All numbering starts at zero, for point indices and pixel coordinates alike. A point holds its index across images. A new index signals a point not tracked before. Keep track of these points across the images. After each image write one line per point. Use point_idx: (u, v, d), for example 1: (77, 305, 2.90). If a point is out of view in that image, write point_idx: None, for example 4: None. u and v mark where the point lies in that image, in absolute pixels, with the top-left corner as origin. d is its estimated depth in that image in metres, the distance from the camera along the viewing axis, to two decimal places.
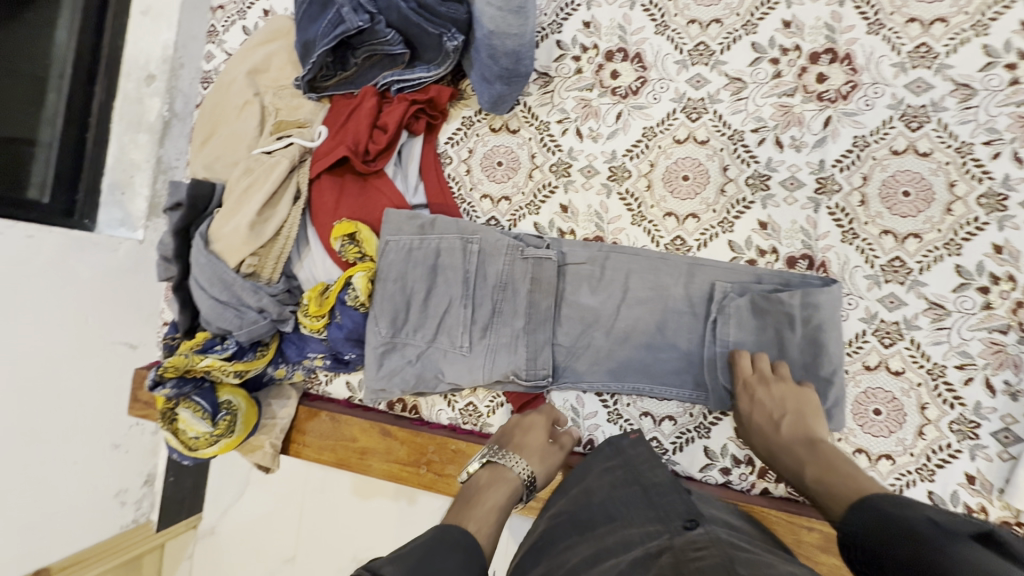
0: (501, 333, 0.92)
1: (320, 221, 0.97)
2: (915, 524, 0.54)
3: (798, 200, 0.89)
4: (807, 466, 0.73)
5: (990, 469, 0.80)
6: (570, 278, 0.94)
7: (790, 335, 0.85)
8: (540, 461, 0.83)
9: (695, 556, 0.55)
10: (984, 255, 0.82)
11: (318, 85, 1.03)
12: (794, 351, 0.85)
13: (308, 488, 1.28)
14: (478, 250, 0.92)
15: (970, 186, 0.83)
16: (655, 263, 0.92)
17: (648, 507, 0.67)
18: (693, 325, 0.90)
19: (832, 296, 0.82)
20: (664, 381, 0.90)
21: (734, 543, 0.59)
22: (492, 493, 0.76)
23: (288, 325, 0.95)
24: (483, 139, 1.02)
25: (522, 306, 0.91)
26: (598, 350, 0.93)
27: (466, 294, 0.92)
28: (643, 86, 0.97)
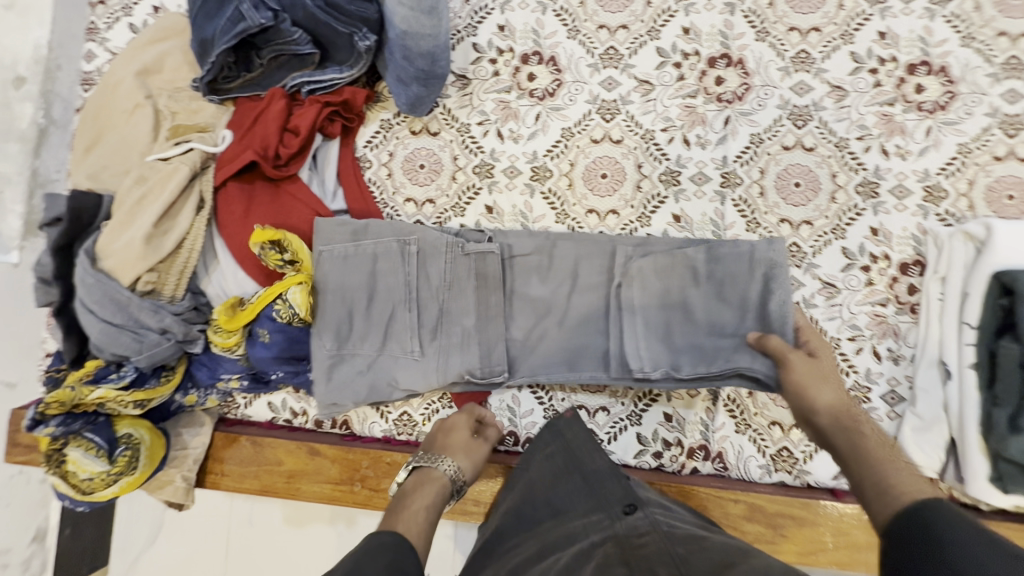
0: (452, 333, 0.89)
1: (229, 232, 0.90)
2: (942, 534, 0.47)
3: (706, 194, 0.95)
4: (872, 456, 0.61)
5: (882, 428, 0.89)
6: (519, 270, 0.91)
7: (693, 290, 0.84)
8: (466, 456, 0.82)
9: (639, 542, 0.57)
10: (864, 237, 0.92)
11: (219, 86, 0.96)
12: (699, 309, 0.84)
13: (232, 523, 1.18)
14: (418, 250, 0.89)
15: (849, 176, 0.93)
16: (604, 247, 0.90)
17: (588, 494, 0.68)
18: (646, 309, 0.85)
19: (776, 248, 0.81)
20: (580, 358, 0.89)
21: (671, 523, 0.62)
22: (419, 496, 0.75)
23: (197, 346, 0.88)
24: (403, 142, 1.00)
25: (471, 304, 0.89)
26: (553, 342, 0.90)
27: (414, 297, 0.89)
28: (558, 89, 1.00)
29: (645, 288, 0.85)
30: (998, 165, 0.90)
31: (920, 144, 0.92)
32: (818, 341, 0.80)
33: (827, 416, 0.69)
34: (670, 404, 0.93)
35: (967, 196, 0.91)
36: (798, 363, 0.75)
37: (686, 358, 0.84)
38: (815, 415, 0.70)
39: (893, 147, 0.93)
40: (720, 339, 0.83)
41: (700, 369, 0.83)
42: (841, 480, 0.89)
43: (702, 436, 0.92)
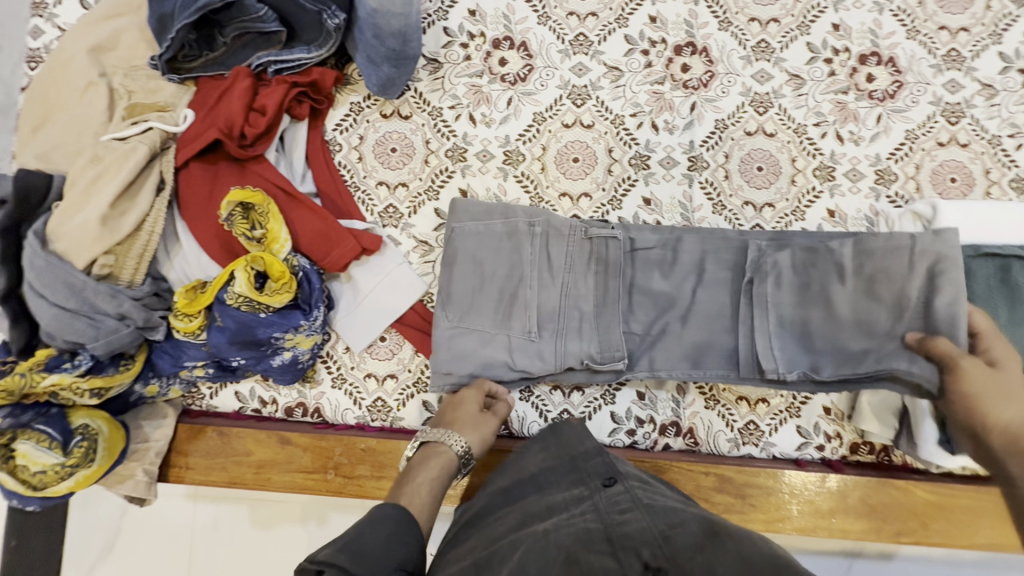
0: (570, 317, 0.88)
1: (191, 214, 0.87)
2: None
3: (675, 177, 0.98)
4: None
5: (841, 400, 0.94)
6: (640, 263, 0.90)
7: (840, 287, 0.82)
8: (473, 431, 0.83)
9: (621, 519, 0.58)
10: (822, 219, 0.97)
11: (180, 65, 0.92)
12: (844, 305, 0.81)
13: (196, 527, 1.13)
14: (544, 231, 0.90)
15: (807, 160, 0.98)
16: (733, 243, 0.89)
17: (572, 472, 0.69)
18: (781, 307, 0.84)
19: (944, 240, 0.78)
20: (702, 354, 0.87)
21: (647, 491, 0.64)
22: (424, 470, 0.78)
23: (159, 332, 0.84)
24: (374, 125, 0.99)
25: (591, 288, 0.89)
26: (676, 337, 0.88)
27: (536, 275, 0.88)
28: (530, 74, 1.00)
29: (774, 284, 0.85)
30: (941, 150, 0.97)
31: (871, 130, 0.97)
32: (1002, 348, 0.78)
33: (1002, 439, 0.75)
34: (642, 382, 0.95)
35: (915, 179, 0.96)
36: (973, 372, 0.76)
37: (829, 358, 0.82)
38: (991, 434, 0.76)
39: (847, 133, 0.98)
40: (877, 341, 0.80)
41: (845, 371, 0.80)
42: (804, 450, 0.93)
43: (674, 413, 0.95)
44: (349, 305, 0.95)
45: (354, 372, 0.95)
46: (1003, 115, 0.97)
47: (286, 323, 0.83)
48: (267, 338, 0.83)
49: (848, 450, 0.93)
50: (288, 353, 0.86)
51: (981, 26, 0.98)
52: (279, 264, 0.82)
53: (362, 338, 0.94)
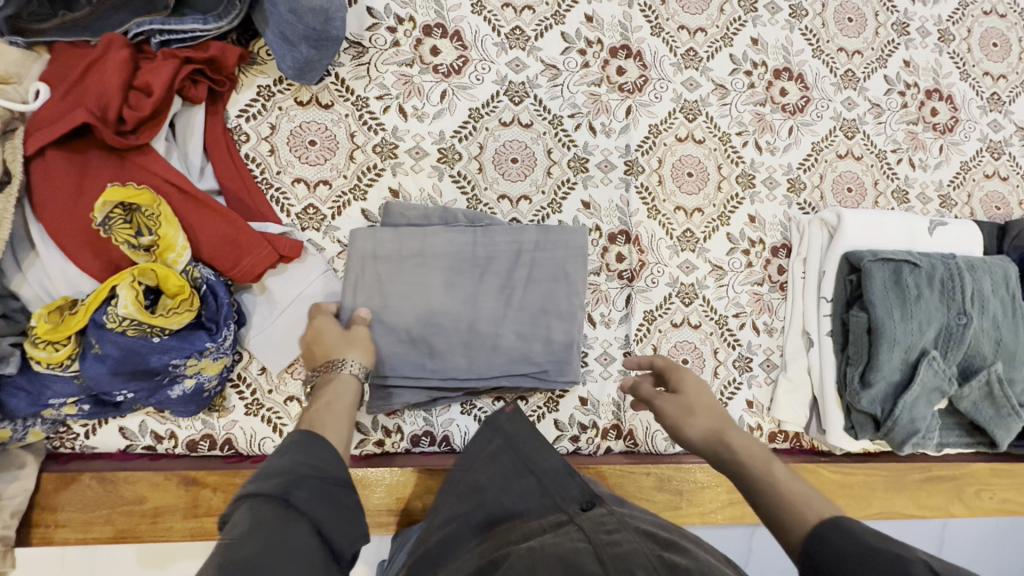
0: (435, 341, 0.82)
1: (52, 216, 0.69)
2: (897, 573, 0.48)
3: (612, 180, 0.98)
4: (769, 464, 0.65)
5: (761, 394, 1.01)
6: (479, 275, 0.84)
7: (376, 294, 0.82)
8: (356, 351, 0.73)
9: (611, 540, 0.54)
10: (744, 224, 1.02)
11: (27, 25, 0.73)
12: (385, 304, 0.82)
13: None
14: (387, 254, 0.83)
15: (731, 168, 1.03)
16: (506, 241, 0.84)
17: (543, 496, 0.66)
18: (406, 321, 0.82)
19: (374, 231, 0.83)
20: (526, 353, 0.84)
21: (633, 516, 0.61)
22: (322, 396, 0.67)
23: (11, 365, 0.67)
24: (288, 114, 0.87)
25: (447, 306, 0.83)
26: (512, 345, 0.84)
27: (395, 304, 0.82)
28: (464, 66, 0.94)
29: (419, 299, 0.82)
30: (840, 162, 1.07)
31: (785, 141, 1.05)
32: (689, 377, 0.77)
33: (701, 433, 0.71)
34: (586, 389, 0.95)
35: (820, 188, 1.05)
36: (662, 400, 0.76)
37: (405, 354, 0.82)
38: (727, 439, 0.68)
39: (765, 143, 1.04)
40: (430, 336, 0.82)
41: (422, 363, 0.82)
42: None
43: (615, 416, 0.95)
44: (263, 319, 0.83)
45: (273, 396, 0.84)
46: (888, 133, 1.09)
47: (186, 348, 0.70)
48: (162, 367, 0.70)
49: (767, 439, 1.01)
50: (189, 382, 0.73)
51: (871, 50, 1.09)
52: (175, 278, 0.70)
53: (281, 357, 0.83)
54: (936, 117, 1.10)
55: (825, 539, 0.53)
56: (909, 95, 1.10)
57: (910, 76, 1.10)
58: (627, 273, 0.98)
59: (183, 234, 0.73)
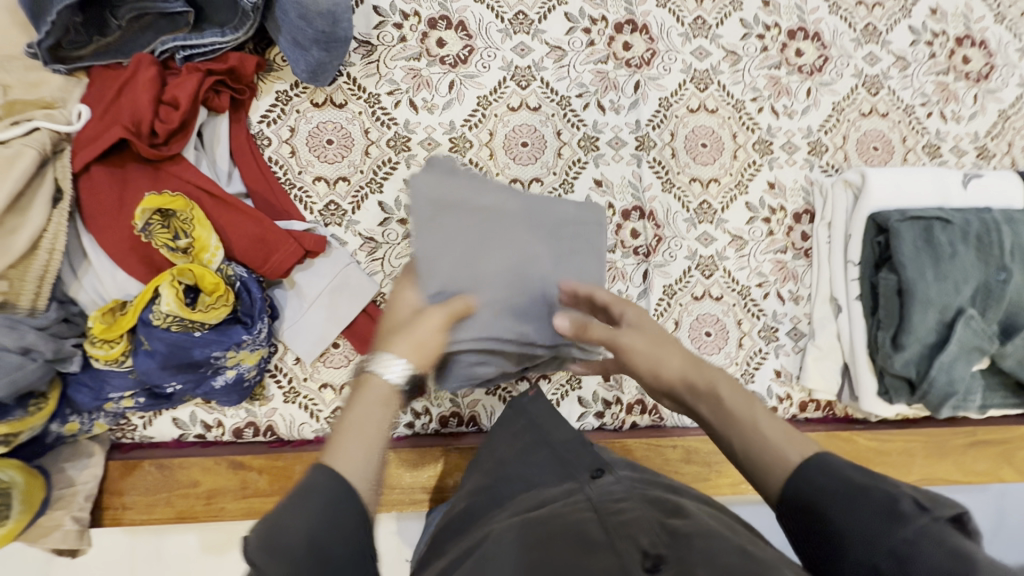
0: (507, 311, 0.67)
1: (101, 226, 0.76)
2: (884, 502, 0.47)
3: (624, 157, 0.98)
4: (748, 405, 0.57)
5: (789, 362, 0.99)
6: (528, 240, 0.70)
7: (447, 251, 0.65)
8: (412, 349, 0.56)
9: (617, 508, 0.56)
10: (763, 191, 1.00)
11: (66, 53, 0.79)
12: (457, 265, 0.65)
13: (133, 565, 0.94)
14: (456, 204, 0.66)
15: (747, 136, 1.01)
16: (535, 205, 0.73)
17: (558, 464, 0.68)
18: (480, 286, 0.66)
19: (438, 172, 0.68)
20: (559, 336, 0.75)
21: (639, 481, 0.63)
22: (355, 418, 0.50)
23: (74, 364, 0.74)
24: (306, 116, 0.91)
25: (513, 273, 0.68)
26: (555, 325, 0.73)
27: (465, 267, 0.65)
28: (471, 55, 0.96)
29: (490, 259, 0.67)
30: (864, 121, 1.03)
31: (803, 103, 1.02)
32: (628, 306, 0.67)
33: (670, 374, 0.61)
34: None
35: (843, 149, 1.02)
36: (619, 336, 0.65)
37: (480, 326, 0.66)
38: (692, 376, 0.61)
39: (781, 107, 1.01)
40: (502, 305, 0.67)
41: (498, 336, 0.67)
42: None
43: (639, 392, 0.96)
44: (294, 312, 0.88)
45: (308, 383, 0.89)
46: (915, 86, 1.04)
47: (225, 340, 0.75)
48: (205, 359, 0.75)
49: (798, 408, 0.99)
50: (230, 372, 0.78)
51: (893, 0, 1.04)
52: (211, 276, 0.74)
53: (313, 347, 0.88)
54: (969, 65, 1.04)
55: (812, 476, 0.51)
56: (938, 44, 1.04)
57: (938, 24, 1.04)
58: (643, 249, 0.97)
59: (217, 236, 0.79)
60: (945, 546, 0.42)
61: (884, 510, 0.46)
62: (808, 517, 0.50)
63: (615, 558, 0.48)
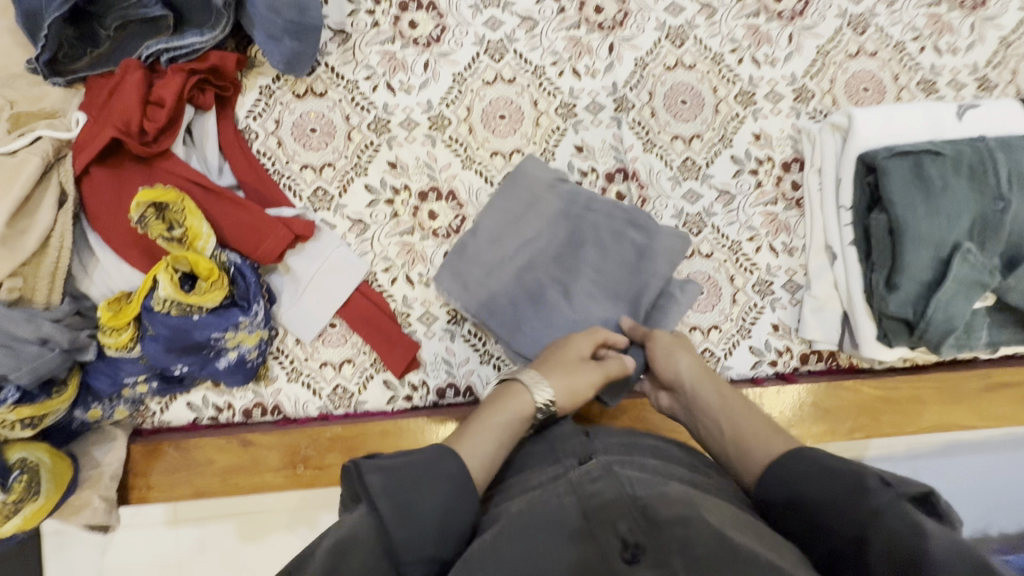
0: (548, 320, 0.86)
1: (104, 223, 0.81)
2: (865, 480, 0.54)
3: (602, 121, 0.98)
4: (724, 414, 0.71)
5: (787, 315, 0.97)
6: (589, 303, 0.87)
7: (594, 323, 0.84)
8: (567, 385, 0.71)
9: (591, 487, 0.57)
10: (749, 143, 0.99)
11: (62, 67, 0.85)
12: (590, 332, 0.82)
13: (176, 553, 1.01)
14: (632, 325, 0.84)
15: (728, 88, 0.99)
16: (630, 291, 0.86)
17: (548, 453, 0.67)
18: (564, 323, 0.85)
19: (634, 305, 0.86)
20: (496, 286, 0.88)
21: (622, 462, 0.62)
22: (503, 411, 0.66)
23: (90, 352, 0.80)
24: (289, 107, 0.94)
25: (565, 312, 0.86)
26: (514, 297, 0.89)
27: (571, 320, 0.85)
28: (443, 34, 0.97)
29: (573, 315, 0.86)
30: (852, 62, 0.99)
31: (785, 50, 0.99)
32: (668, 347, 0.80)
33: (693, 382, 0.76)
34: None
35: (830, 94, 0.99)
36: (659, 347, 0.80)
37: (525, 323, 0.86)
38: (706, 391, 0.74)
39: (763, 56, 0.99)
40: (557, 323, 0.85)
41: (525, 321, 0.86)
42: (759, 368, 0.96)
43: None
44: (292, 295, 0.92)
45: (309, 363, 0.93)
46: (905, 21, 1.00)
47: (223, 322, 0.80)
48: (206, 341, 0.80)
49: (799, 361, 0.97)
50: (233, 353, 0.83)
51: None
52: (204, 262, 0.78)
53: (312, 327, 0.92)
54: None
55: (792, 470, 0.59)
56: None
57: None
58: None
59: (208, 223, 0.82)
60: (903, 518, 0.48)
61: (853, 488, 0.54)
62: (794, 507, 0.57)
63: (597, 551, 0.50)
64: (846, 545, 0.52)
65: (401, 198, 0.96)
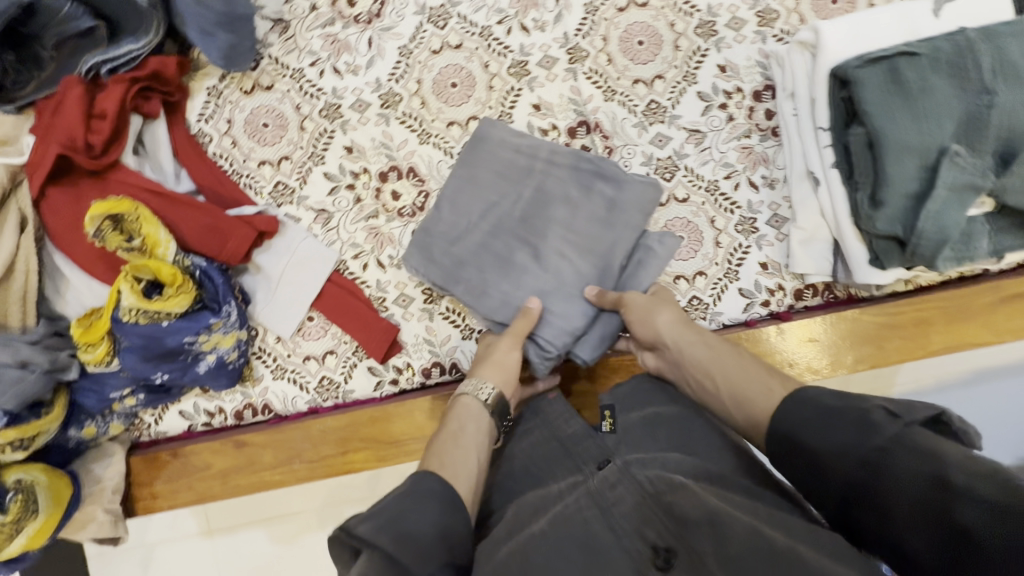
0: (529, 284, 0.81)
1: (67, 243, 0.82)
2: (867, 416, 0.54)
3: (558, 75, 0.94)
4: (715, 368, 0.70)
5: (775, 252, 0.92)
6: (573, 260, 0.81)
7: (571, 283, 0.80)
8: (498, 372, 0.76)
9: (614, 498, 0.61)
10: (714, 77, 0.93)
11: (11, 93, 0.85)
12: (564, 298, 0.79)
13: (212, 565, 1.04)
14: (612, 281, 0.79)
15: (685, 22, 0.94)
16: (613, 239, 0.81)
17: (564, 457, 0.69)
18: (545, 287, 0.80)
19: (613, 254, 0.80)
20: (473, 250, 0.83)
21: (642, 460, 0.65)
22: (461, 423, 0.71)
23: (72, 371, 0.81)
24: (238, 105, 0.93)
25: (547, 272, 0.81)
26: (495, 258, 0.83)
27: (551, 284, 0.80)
28: (383, 8, 0.94)
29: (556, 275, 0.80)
30: None
31: None
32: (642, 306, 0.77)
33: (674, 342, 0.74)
34: None
35: (797, 12, 0.93)
36: (632, 309, 0.77)
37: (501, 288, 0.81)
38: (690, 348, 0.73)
39: None
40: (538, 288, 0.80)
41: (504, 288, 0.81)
42: (752, 310, 0.92)
43: None
44: (266, 294, 0.92)
45: (292, 359, 0.92)
46: None
47: (195, 325, 0.80)
48: (180, 346, 0.80)
49: (793, 298, 0.92)
50: (211, 356, 0.83)
51: None
52: (167, 269, 0.79)
53: (289, 323, 0.92)
54: None
55: (798, 415, 0.59)
56: None
57: None
58: None
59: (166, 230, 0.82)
60: (916, 446, 0.51)
61: (857, 423, 0.55)
62: (806, 459, 0.56)
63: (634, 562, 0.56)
64: (857, 473, 0.53)
65: (362, 181, 0.94)
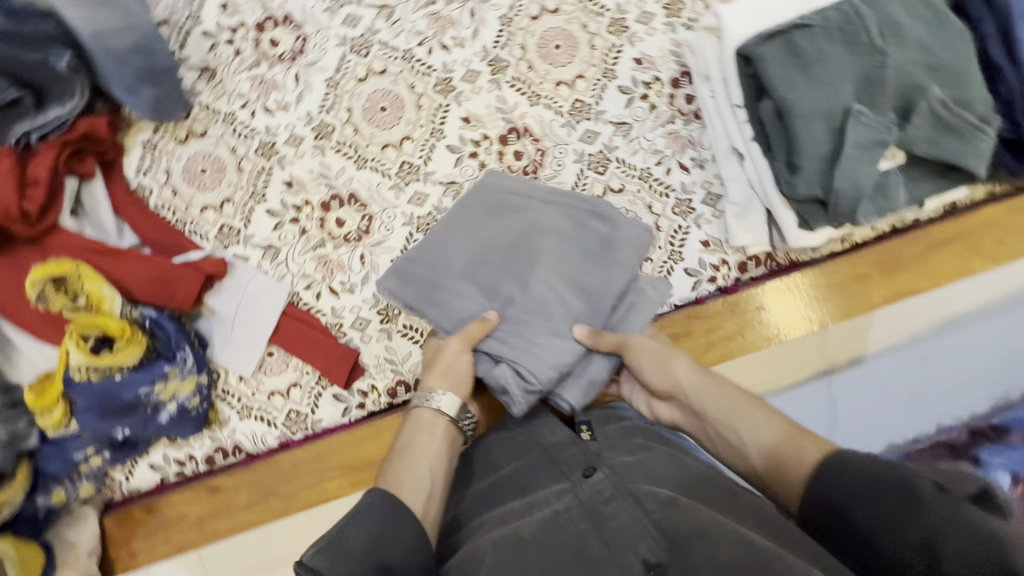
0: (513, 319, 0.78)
1: (14, 311, 0.84)
2: (914, 487, 0.50)
3: (483, 87, 0.97)
4: (739, 425, 0.67)
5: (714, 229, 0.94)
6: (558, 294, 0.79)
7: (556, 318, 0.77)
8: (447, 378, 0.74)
9: (608, 510, 0.60)
10: (632, 70, 0.97)
11: None
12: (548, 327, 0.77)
13: None
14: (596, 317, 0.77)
15: (597, 22, 0.98)
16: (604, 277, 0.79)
17: (552, 463, 0.69)
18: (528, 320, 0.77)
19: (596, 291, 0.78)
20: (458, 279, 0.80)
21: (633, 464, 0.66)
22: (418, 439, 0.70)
23: (33, 438, 0.82)
24: (174, 154, 0.95)
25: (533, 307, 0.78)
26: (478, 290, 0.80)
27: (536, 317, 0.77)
28: (305, 44, 0.97)
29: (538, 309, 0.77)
30: None
31: None
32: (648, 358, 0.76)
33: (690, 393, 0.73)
34: None
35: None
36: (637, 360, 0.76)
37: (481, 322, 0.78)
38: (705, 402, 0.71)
39: None
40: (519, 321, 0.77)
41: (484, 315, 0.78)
42: (700, 288, 0.93)
43: None
44: (222, 336, 0.92)
45: (257, 397, 0.92)
46: None
47: (150, 375, 0.83)
48: (136, 398, 0.83)
49: (738, 271, 0.94)
50: (171, 405, 0.84)
51: None
52: (114, 322, 0.82)
53: (246, 361, 0.92)
54: None
55: (835, 485, 0.54)
56: None
57: None
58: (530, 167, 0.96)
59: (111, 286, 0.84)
60: (965, 522, 0.45)
61: (901, 496, 0.50)
62: (839, 525, 0.53)
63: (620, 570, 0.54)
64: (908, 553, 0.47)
65: (305, 214, 0.95)
